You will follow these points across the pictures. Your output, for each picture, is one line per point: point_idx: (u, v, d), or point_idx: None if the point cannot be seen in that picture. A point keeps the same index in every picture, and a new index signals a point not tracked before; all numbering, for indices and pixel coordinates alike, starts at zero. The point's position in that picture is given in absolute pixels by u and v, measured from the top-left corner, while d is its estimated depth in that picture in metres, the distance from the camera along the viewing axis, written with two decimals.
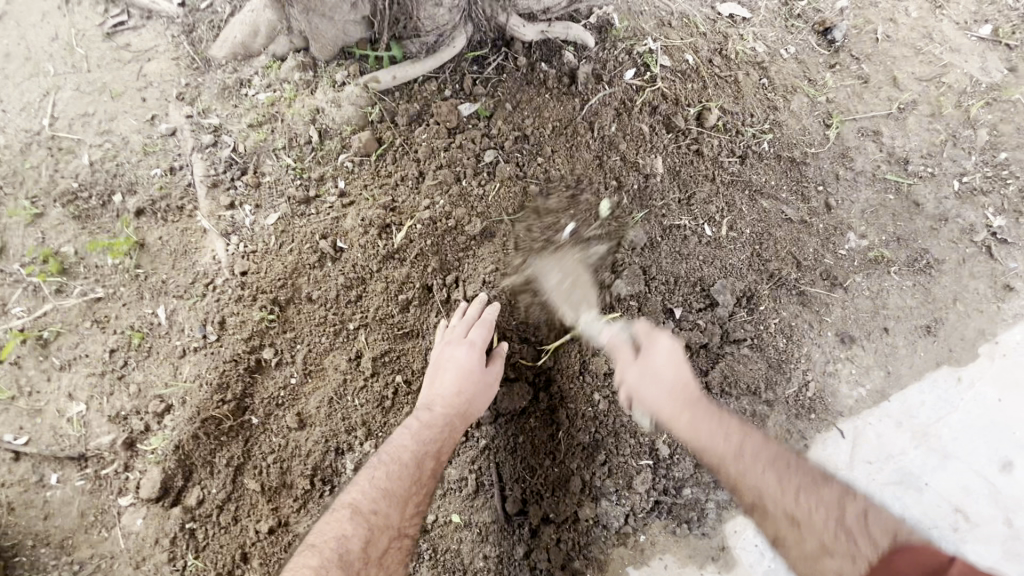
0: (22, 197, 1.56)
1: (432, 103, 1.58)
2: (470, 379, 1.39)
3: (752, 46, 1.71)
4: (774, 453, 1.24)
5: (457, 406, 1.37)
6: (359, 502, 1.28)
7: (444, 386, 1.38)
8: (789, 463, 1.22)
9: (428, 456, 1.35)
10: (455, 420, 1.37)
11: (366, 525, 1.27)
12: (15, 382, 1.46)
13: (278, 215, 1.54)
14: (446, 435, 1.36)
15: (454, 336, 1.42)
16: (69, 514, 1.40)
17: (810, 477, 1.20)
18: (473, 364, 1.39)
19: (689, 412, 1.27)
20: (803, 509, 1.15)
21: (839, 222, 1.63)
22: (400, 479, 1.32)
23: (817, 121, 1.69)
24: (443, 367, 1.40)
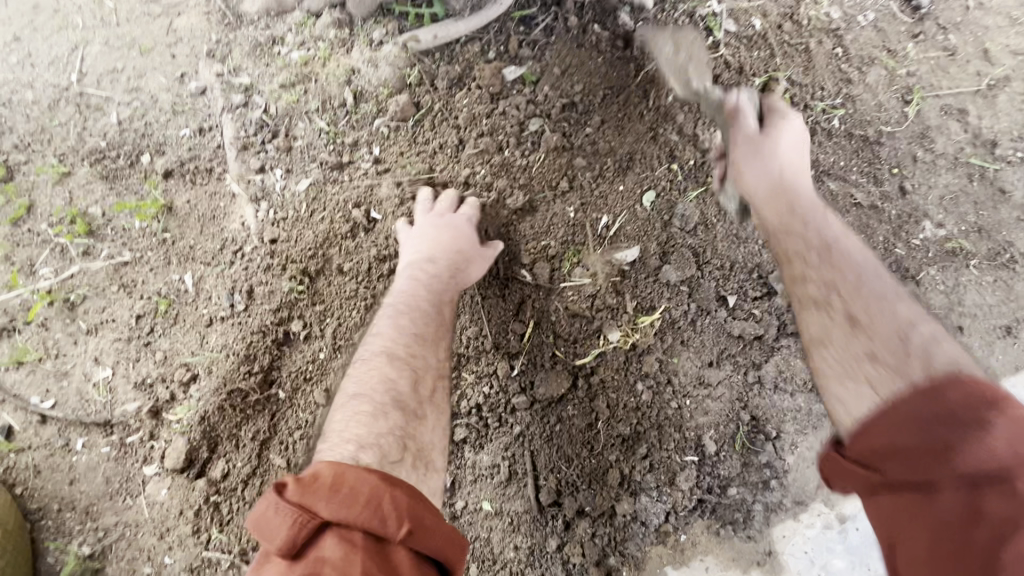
0: (51, 154, 1.51)
1: (474, 66, 1.47)
2: (471, 234, 1.35)
3: (828, 12, 1.54)
4: (876, 281, 1.10)
5: (463, 255, 1.33)
6: (392, 354, 1.18)
7: (446, 236, 1.32)
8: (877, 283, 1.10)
9: (444, 303, 1.29)
10: (466, 266, 1.32)
11: (406, 371, 1.16)
12: (43, 344, 1.43)
13: (310, 180, 1.46)
14: (457, 282, 1.31)
15: (449, 204, 1.39)
16: (95, 480, 1.37)
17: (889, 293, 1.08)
18: (469, 221, 1.37)
19: (784, 211, 1.27)
20: (868, 314, 1.06)
21: (914, 208, 1.49)
22: (428, 329, 1.25)
23: (895, 97, 1.53)
24: (441, 224, 1.35)
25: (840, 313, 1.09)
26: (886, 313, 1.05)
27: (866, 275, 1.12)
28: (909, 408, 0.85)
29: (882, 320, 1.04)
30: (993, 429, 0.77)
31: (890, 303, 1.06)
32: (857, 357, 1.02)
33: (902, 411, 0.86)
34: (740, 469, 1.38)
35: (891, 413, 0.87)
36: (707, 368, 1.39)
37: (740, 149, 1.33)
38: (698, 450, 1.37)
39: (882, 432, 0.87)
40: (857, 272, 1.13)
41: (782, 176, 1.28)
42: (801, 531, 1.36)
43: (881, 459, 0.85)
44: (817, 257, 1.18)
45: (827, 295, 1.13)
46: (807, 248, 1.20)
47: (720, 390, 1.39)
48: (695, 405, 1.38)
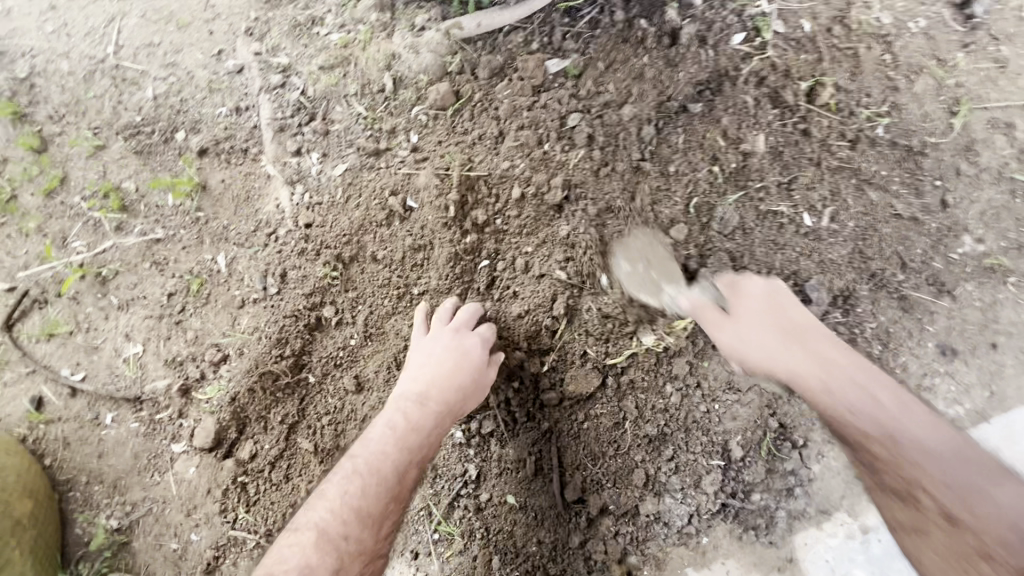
0: (86, 127, 1.50)
1: (517, 57, 1.45)
2: (469, 379, 1.28)
3: (878, 17, 1.51)
4: (883, 400, 1.18)
5: (452, 410, 1.27)
6: (326, 527, 1.16)
7: (440, 386, 1.26)
8: (944, 454, 1.13)
9: (409, 471, 1.23)
10: (449, 423, 1.27)
11: (335, 555, 1.14)
12: (74, 318, 1.43)
13: (346, 165, 1.45)
14: (436, 440, 1.26)
15: (458, 334, 1.31)
16: (124, 455, 1.38)
17: (968, 472, 1.11)
18: (472, 361, 1.29)
19: (843, 395, 1.21)
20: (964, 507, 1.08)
21: (954, 222, 1.47)
22: (382, 503, 1.20)
23: (943, 107, 1.50)
24: (440, 358, 1.28)
25: (934, 504, 1.11)
26: (951, 464, 1.12)
27: (935, 455, 1.13)
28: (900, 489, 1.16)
29: (982, 515, 1.07)
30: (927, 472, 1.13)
31: (976, 487, 1.09)
32: (972, 555, 1.05)
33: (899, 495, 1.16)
34: (765, 476, 1.37)
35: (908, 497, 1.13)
36: (738, 374, 1.38)
37: (721, 333, 1.31)
38: (724, 455, 1.37)
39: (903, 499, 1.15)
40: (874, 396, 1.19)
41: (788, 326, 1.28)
42: (822, 540, 1.36)
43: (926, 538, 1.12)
44: (884, 447, 1.16)
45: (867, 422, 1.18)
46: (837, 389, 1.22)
47: (750, 396, 1.38)
48: (724, 410, 1.38)
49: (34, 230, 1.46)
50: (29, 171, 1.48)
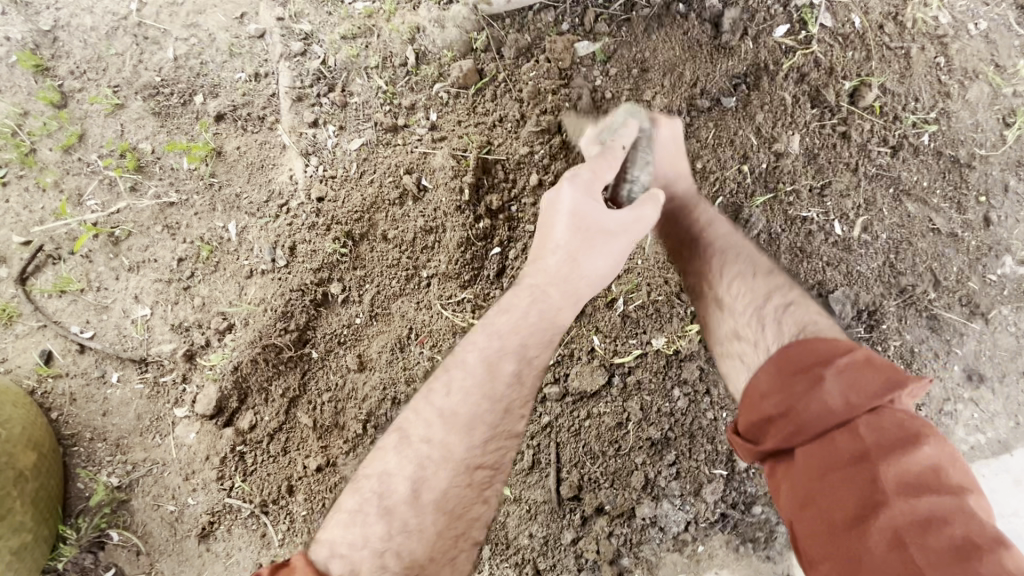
0: (105, 83, 1.48)
1: (545, 37, 1.40)
2: (581, 228, 1.12)
3: (936, 15, 1.40)
4: (707, 237, 1.24)
5: (564, 275, 1.14)
6: (409, 429, 1.06)
7: (552, 251, 1.14)
8: (760, 279, 1.15)
9: (508, 360, 1.10)
10: (562, 291, 1.15)
11: (416, 459, 1.02)
12: (86, 276, 1.44)
13: (362, 140, 1.41)
14: (539, 317, 1.14)
15: (553, 188, 1.15)
16: (127, 415, 1.39)
17: (754, 293, 1.13)
18: (582, 209, 1.11)
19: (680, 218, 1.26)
20: (732, 295, 1.16)
21: (996, 241, 1.39)
22: (473, 403, 1.06)
23: (996, 118, 1.40)
24: (546, 223, 1.16)
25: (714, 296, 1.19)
26: (754, 280, 1.15)
27: (755, 274, 1.16)
28: (766, 376, 0.98)
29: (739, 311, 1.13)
30: (830, 385, 0.88)
31: (755, 279, 1.16)
32: (728, 335, 1.15)
33: (763, 388, 0.97)
34: (768, 488, 1.34)
35: (754, 391, 0.99)
36: None
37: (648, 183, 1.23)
38: (728, 464, 1.33)
39: (755, 406, 0.97)
40: (725, 279, 1.18)
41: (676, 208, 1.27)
42: None
43: (765, 432, 0.94)
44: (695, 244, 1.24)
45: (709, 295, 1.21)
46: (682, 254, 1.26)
47: None
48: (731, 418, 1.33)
49: (51, 185, 1.46)
50: (48, 125, 1.47)
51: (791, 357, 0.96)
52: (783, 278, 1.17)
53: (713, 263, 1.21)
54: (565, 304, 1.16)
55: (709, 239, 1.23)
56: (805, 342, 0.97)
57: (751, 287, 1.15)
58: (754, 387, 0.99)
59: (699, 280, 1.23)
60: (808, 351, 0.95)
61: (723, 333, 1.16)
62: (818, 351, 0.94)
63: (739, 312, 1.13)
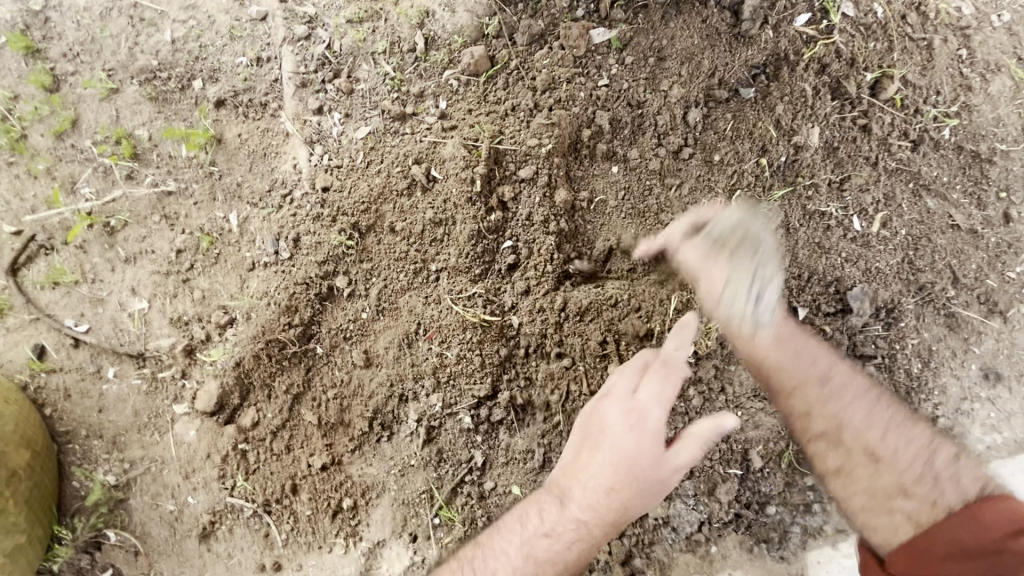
0: (99, 67, 1.42)
1: (559, 23, 1.35)
2: (629, 470, 1.12)
3: (958, 6, 1.37)
4: (849, 379, 1.20)
5: (604, 515, 1.14)
6: None
7: (591, 481, 1.15)
8: (904, 428, 1.15)
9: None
10: (598, 528, 1.15)
11: None
12: (80, 267, 1.38)
13: (369, 129, 1.36)
14: (581, 546, 1.16)
15: (614, 406, 1.15)
16: (124, 411, 1.34)
17: (910, 444, 1.13)
18: (632, 451, 1.12)
19: (808, 353, 1.22)
20: (886, 446, 1.13)
21: (1015, 238, 1.36)
22: None
23: (1018, 112, 1.37)
24: (593, 442, 1.16)
25: (860, 444, 1.14)
26: (902, 435, 1.14)
27: (899, 428, 1.15)
28: (951, 532, 0.98)
29: (900, 455, 1.11)
30: None
31: (906, 432, 1.15)
32: (889, 491, 1.08)
33: (946, 540, 0.98)
34: (783, 489, 1.31)
35: (937, 539, 0.99)
36: None
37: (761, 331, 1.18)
38: (743, 464, 1.31)
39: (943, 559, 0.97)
40: (871, 429, 1.14)
41: (782, 331, 1.22)
42: (836, 560, 1.30)
43: None
44: (834, 381, 1.20)
45: (857, 438, 1.14)
46: (817, 382, 1.19)
47: None
48: (747, 417, 1.31)
49: (43, 172, 1.41)
50: (39, 110, 1.41)
51: (978, 513, 0.97)
52: (923, 430, 1.16)
53: (862, 407, 1.17)
54: (606, 537, 1.17)
55: (853, 377, 1.20)
56: (995, 501, 0.98)
57: (904, 444, 1.13)
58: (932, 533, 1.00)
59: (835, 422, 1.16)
60: (1001, 509, 0.97)
61: (876, 487, 1.10)
62: (1010, 511, 0.96)
63: (900, 466, 1.10)
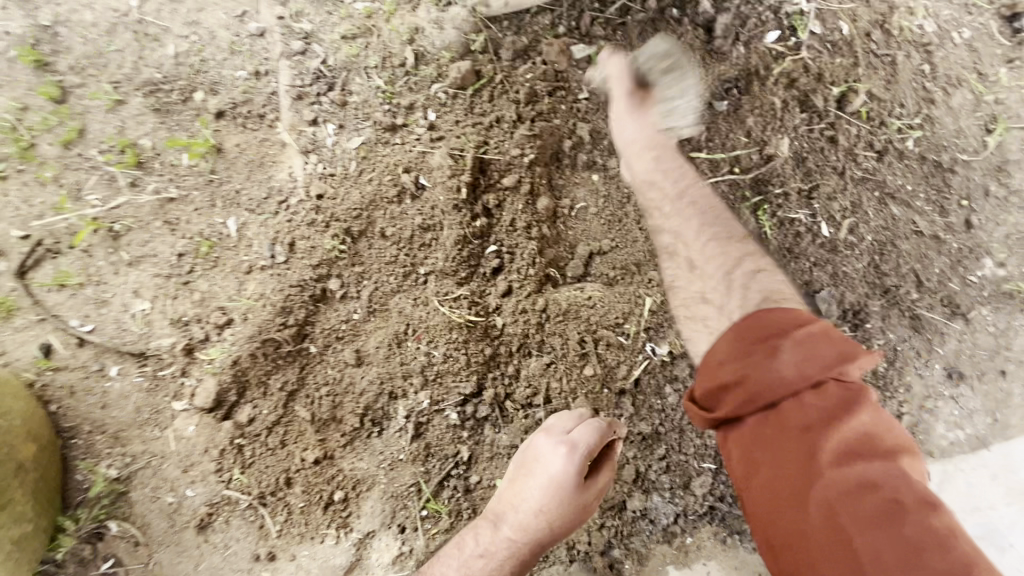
0: (105, 80, 1.49)
1: (542, 40, 1.43)
2: (558, 498, 1.15)
3: (921, 24, 1.45)
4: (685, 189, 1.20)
5: (533, 537, 1.17)
6: None
7: (522, 507, 1.17)
8: (721, 241, 1.14)
9: None
10: (528, 548, 1.19)
11: None
12: (85, 270, 1.45)
13: (362, 139, 1.43)
14: (510, 565, 1.20)
15: (548, 439, 1.19)
16: (126, 408, 1.40)
17: (729, 256, 1.12)
18: (562, 481, 1.15)
19: (658, 158, 1.21)
20: (706, 254, 1.13)
21: (976, 244, 1.43)
22: None
23: (978, 124, 1.44)
24: (527, 471, 1.19)
25: (689, 256, 1.15)
26: (722, 245, 1.14)
27: (726, 237, 1.14)
28: (728, 349, 0.98)
29: (720, 262, 1.11)
30: (787, 357, 0.92)
31: (720, 244, 1.14)
32: (702, 300, 1.09)
33: (723, 356, 0.98)
34: None
35: (717, 359, 0.99)
36: None
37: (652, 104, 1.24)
38: (717, 458, 1.37)
39: (714, 376, 0.98)
40: (700, 239, 1.15)
41: (657, 140, 1.22)
42: None
43: (722, 404, 0.97)
44: (670, 196, 1.19)
45: (675, 248, 1.16)
46: (662, 205, 1.19)
47: None
48: None
49: (50, 179, 1.47)
50: (47, 120, 1.48)
51: (759, 329, 0.97)
52: (745, 243, 1.15)
53: (676, 209, 1.18)
54: (532, 558, 1.21)
55: (710, 201, 1.20)
56: (767, 316, 0.99)
57: (723, 251, 1.13)
58: (712, 354, 1.01)
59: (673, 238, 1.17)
60: (774, 317, 0.98)
61: (695, 294, 1.11)
62: (777, 323, 0.97)
63: (718, 272, 1.10)
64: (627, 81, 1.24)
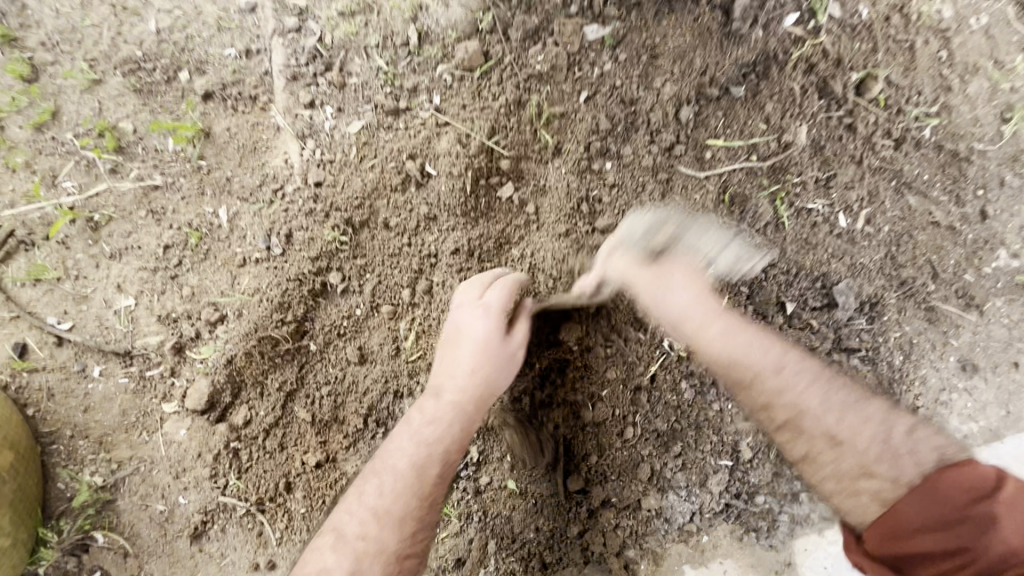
0: (81, 57, 1.38)
1: (554, 19, 1.35)
2: (484, 356, 1.16)
3: (939, 8, 1.41)
4: (791, 359, 1.15)
5: (473, 396, 1.16)
6: (346, 527, 1.12)
7: (455, 369, 1.17)
8: (852, 403, 1.11)
9: (430, 466, 1.14)
10: (471, 408, 1.16)
11: (353, 554, 1.09)
12: (62, 263, 1.35)
13: (362, 123, 1.35)
14: (457, 431, 1.16)
15: (465, 306, 1.19)
16: (111, 411, 1.31)
17: (868, 420, 1.08)
18: (487, 333, 1.16)
19: (742, 331, 1.19)
20: (846, 428, 1.07)
21: (991, 234, 1.41)
22: (402, 503, 1.12)
23: (994, 113, 1.41)
24: (451, 342, 1.18)
25: (819, 430, 1.09)
26: (856, 414, 1.09)
27: (857, 404, 1.10)
28: (916, 505, 0.95)
29: (863, 431, 1.07)
30: (1001, 522, 0.88)
31: (860, 409, 1.10)
32: (853, 473, 1.04)
33: (912, 516, 0.95)
34: (771, 479, 1.34)
35: (900, 518, 0.96)
36: None
37: (667, 268, 1.25)
38: (733, 455, 1.33)
39: (904, 539, 0.96)
40: (829, 412, 1.09)
41: (712, 316, 1.20)
42: (822, 547, 1.35)
43: (913, 565, 0.94)
44: (783, 368, 1.14)
45: (806, 424, 1.10)
46: (769, 373, 1.13)
47: None
48: (737, 409, 1.33)
49: (21, 165, 1.36)
50: (17, 101, 1.36)
51: (944, 489, 0.94)
52: (884, 405, 1.11)
53: (794, 369, 1.13)
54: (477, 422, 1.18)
55: (828, 371, 1.15)
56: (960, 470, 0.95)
57: (865, 418, 1.08)
58: (899, 514, 0.97)
59: (794, 410, 1.10)
60: (967, 474, 0.94)
61: (845, 473, 1.05)
62: (964, 484, 0.93)
63: (864, 448, 1.05)
64: (640, 264, 1.25)
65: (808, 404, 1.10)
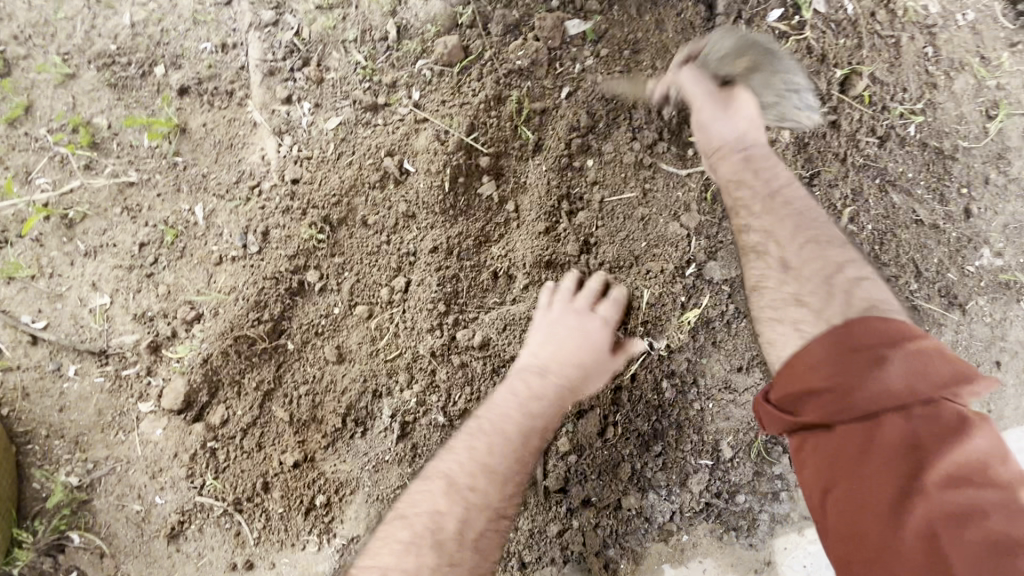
0: (54, 50, 1.35)
1: (534, 14, 1.34)
2: (592, 350, 1.18)
3: (924, 5, 1.39)
4: (785, 188, 1.13)
5: (580, 385, 1.17)
6: (454, 474, 1.04)
7: (567, 351, 1.17)
8: (824, 243, 1.04)
9: (536, 437, 1.11)
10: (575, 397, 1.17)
11: (464, 505, 1.00)
12: (36, 261, 1.33)
13: (340, 119, 1.33)
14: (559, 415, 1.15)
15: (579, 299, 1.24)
16: (87, 411, 1.30)
17: (832, 262, 1.01)
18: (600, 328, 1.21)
19: (742, 159, 1.16)
20: (803, 257, 1.02)
21: (975, 233, 1.40)
22: (508, 462, 1.06)
23: (979, 110, 1.40)
24: (563, 327, 1.19)
25: (778, 259, 1.04)
26: (821, 249, 1.03)
27: (824, 243, 1.04)
28: (828, 348, 0.86)
29: (816, 264, 1.00)
30: (890, 369, 0.81)
31: (826, 248, 1.03)
32: (791, 301, 0.98)
33: (818, 356, 0.86)
34: (751, 478, 1.34)
35: (806, 362, 0.87)
36: (736, 373, 1.32)
37: (713, 110, 1.17)
38: (714, 454, 1.33)
39: (801, 376, 0.87)
40: (796, 240, 1.05)
41: (745, 150, 1.16)
42: (802, 546, 1.35)
43: (804, 405, 0.86)
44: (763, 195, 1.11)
45: (765, 248, 1.06)
46: (751, 202, 1.12)
47: (746, 396, 1.32)
48: (718, 409, 1.33)
49: None
50: None
51: (858, 332, 0.86)
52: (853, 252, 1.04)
53: (787, 196, 1.11)
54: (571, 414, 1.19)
55: (804, 208, 1.10)
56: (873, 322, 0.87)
57: (829, 256, 1.02)
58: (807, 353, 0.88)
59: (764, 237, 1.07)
60: (882, 325, 0.86)
61: (781, 299, 1.00)
62: (888, 328, 0.85)
63: (809, 277, 0.99)
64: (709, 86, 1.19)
65: (772, 232, 1.07)
